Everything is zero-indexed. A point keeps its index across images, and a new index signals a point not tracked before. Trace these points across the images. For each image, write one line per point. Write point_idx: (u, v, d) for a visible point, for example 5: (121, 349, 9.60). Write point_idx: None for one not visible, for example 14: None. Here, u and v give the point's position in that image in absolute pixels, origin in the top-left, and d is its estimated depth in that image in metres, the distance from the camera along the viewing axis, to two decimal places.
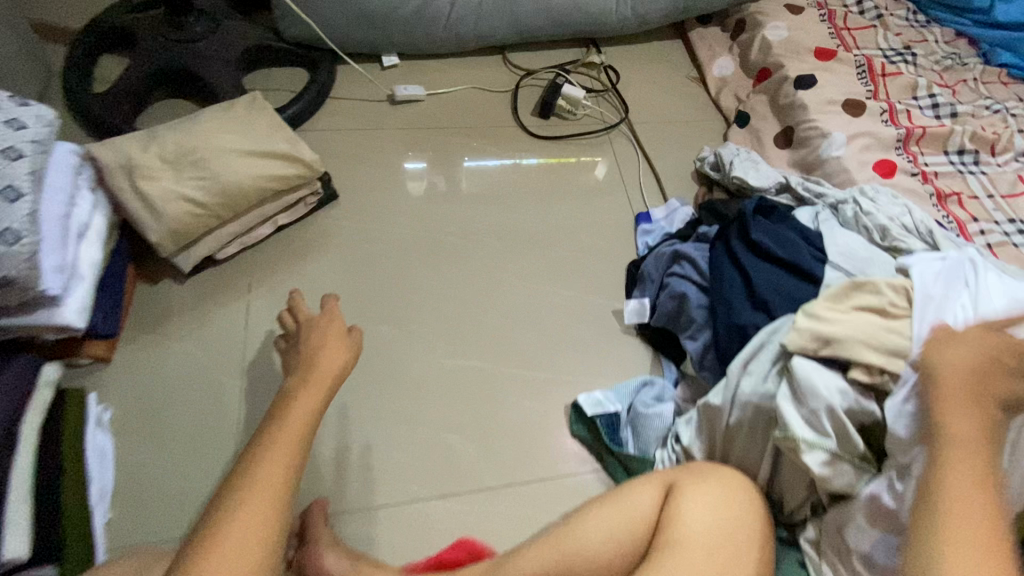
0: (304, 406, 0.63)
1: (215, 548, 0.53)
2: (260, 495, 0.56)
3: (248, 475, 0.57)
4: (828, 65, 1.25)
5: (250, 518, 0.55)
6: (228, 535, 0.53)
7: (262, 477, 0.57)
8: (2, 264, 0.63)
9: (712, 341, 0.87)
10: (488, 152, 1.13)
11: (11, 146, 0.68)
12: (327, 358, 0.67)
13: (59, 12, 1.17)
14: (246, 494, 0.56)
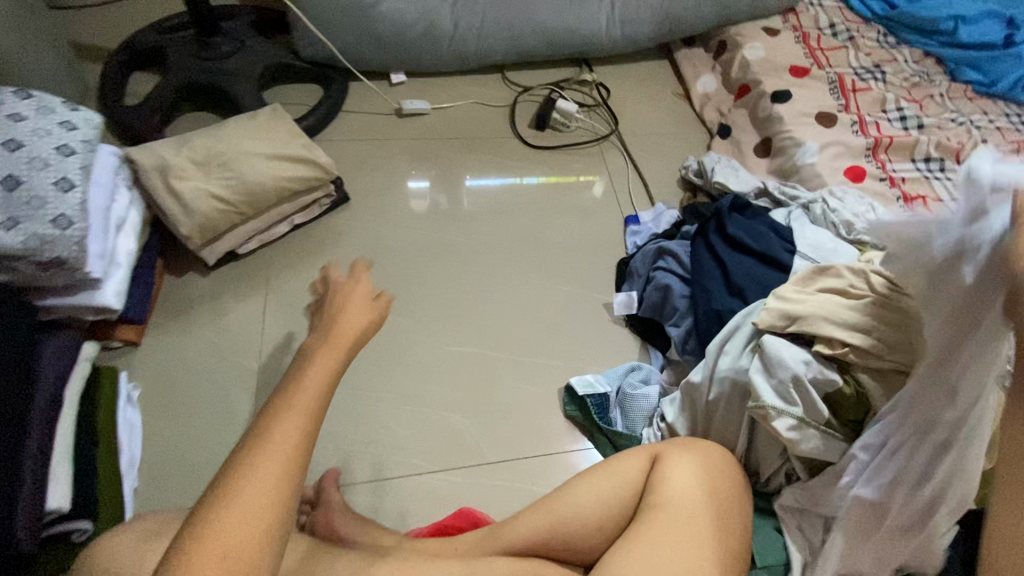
0: (318, 372, 0.52)
1: (215, 516, 0.44)
2: (269, 463, 0.46)
3: (255, 438, 0.48)
4: (803, 81, 1.34)
5: (259, 487, 0.45)
6: (234, 500, 0.45)
7: (275, 440, 0.47)
8: (57, 246, 0.71)
9: (694, 327, 0.94)
10: (488, 172, 1.21)
11: (65, 143, 0.77)
12: (346, 320, 0.57)
13: (96, 35, 1.28)
14: (253, 458, 0.46)
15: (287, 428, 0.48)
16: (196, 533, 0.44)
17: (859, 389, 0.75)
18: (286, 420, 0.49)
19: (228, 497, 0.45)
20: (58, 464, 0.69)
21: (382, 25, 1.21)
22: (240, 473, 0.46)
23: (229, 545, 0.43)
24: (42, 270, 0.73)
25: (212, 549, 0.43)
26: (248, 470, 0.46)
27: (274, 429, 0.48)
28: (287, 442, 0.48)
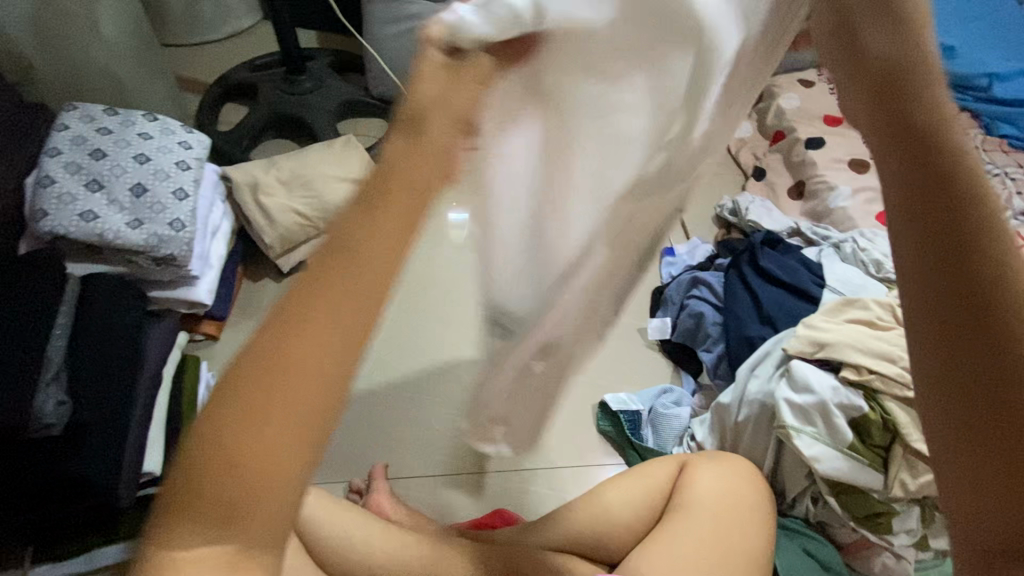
0: (413, 182, 0.30)
1: (220, 447, 0.27)
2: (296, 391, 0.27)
3: (307, 299, 0.28)
4: (837, 130, 1.41)
5: (278, 422, 0.27)
6: (247, 432, 0.27)
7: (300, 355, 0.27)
8: (171, 246, 0.84)
9: (725, 351, 1.00)
10: None
11: (182, 160, 0.90)
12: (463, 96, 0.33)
13: (197, 70, 1.45)
14: (307, 328, 0.28)
15: (356, 281, 0.28)
16: (195, 467, 0.28)
17: (885, 415, 0.78)
18: (360, 264, 0.28)
19: (271, 381, 0.27)
20: (153, 436, 0.78)
21: None
22: (293, 346, 0.28)
23: (280, 451, 0.27)
24: (154, 264, 0.86)
25: (257, 452, 0.27)
26: (304, 346, 0.28)
27: (342, 278, 0.28)
28: (344, 302, 0.28)
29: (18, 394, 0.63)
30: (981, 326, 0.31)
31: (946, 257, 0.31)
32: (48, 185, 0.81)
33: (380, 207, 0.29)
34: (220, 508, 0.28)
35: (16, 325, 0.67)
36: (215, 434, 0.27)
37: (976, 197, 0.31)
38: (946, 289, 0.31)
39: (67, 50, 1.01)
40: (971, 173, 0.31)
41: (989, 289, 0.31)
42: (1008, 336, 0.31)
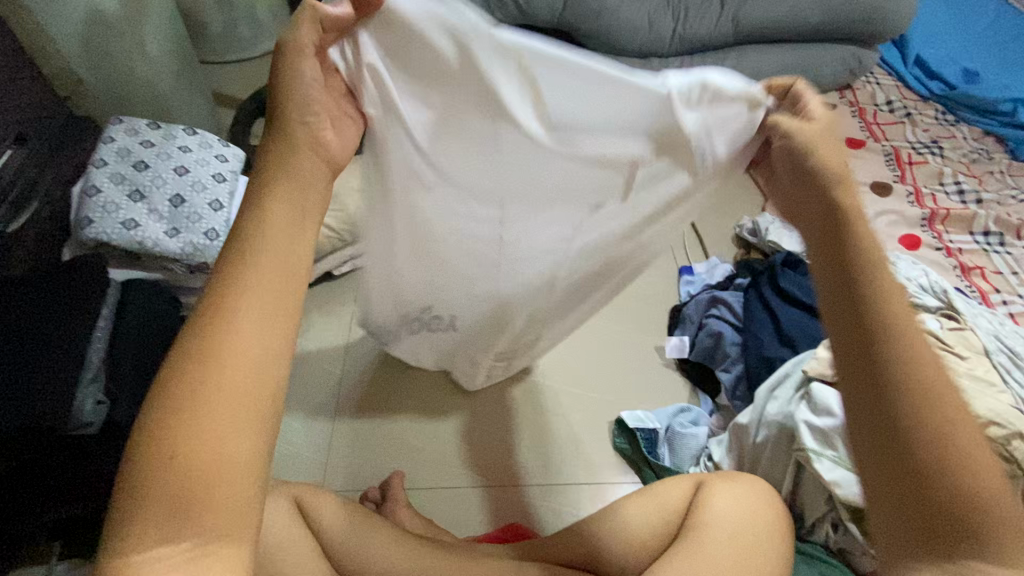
0: (279, 228, 0.44)
1: (175, 434, 0.37)
2: (236, 374, 0.39)
3: (218, 321, 0.40)
4: (858, 153, 1.42)
5: (223, 402, 0.38)
6: (199, 416, 0.37)
7: (236, 346, 0.39)
8: (206, 254, 0.87)
9: (745, 372, 1.01)
10: None
11: (219, 173, 0.94)
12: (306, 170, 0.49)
13: (232, 86, 1.51)
14: (224, 339, 0.39)
15: (268, 285, 0.42)
16: (156, 455, 0.36)
17: None
18: (261, 282, 0.42)
19: (212, 371, 0.38)
20: None
21: None
22: (217, 355, 0.39)
23: (228, 434, 0.37)
24: (189, 271, 0.89)
25: (211, 439, 0.37)
26: (220, 355, 0.39)
27: (242, 305, 0.41)
28: (264, 303, 0.42)
29: (60, 395, 0.65)
30: (887, 410, 0.45)
31: (858, 360, 0.47)
32: (93, 195, 0.85)
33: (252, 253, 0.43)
34: (183, 494, 0.36)
35: (60, 327, 0.70)
36: (167, 437, 0.36)
37: (890, 326, 0.46)
38: (862, 381, 0.46)
39: (114, 66, 1.05)
40: (888, 310, 0.46)
41: (896, 386, 0.45)
42: (913, 419, 0.44)
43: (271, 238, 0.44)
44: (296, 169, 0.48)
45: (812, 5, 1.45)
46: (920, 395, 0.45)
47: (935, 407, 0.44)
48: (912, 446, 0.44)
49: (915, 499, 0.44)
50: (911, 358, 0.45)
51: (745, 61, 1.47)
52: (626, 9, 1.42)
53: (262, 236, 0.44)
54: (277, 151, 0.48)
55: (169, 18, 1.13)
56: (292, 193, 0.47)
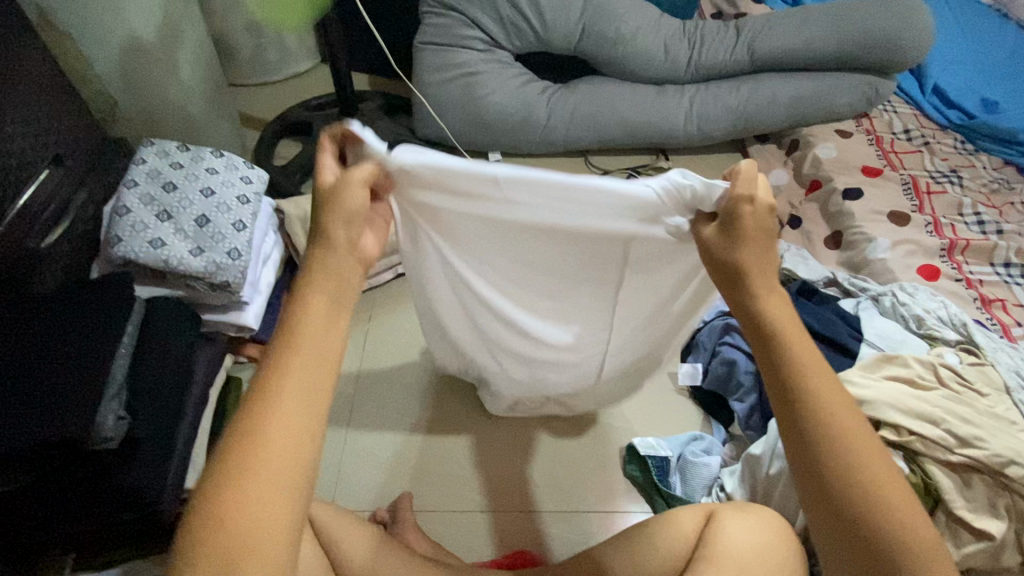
0: (317, 316, 0.48)
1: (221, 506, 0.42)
2: (277, 451, 0.44)
3: (259, 407, 0.44)
4: (875, 181, 1.42)
5: (263, 480, 0.43)
6: (242, 489, 0.42)
7: (275, 425, 0.44)
8: (227, 273, 0.90)
9: (759, 402, 0.99)
10: None
11: (243, 194, 0.97)
12: (342, 265, 0.51)
13: (258, 108, 1.56)
14: (265, 422, 0.44)
15: (308, 368, 0.47)
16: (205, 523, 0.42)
17: (926, 478, 0.75)
18: (301, 364, 0.46)
19: (252, 447, 0.43)
20: (195, 455, 0.82)
21: (487, 114, 1.41)
22: (260, 439, 0.43)
23: (266, 512, 0.42)
24: (211, 289, 0.92)
25: (251, 511, 0.42)
26: (262, 439, 0.43)
27: (282, 391, 0.45)
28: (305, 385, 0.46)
29: (85, 408, 0.66)
30: (814, 467, 0.52)
31: (786, 425, 0.53)
32: (123, 214, 0.89)
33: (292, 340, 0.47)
34: (223, 559, 0.41)
35: (88, 342, 0.72)
36: (214, 512, 0.42)
37: (809, 392, 0.52)
38: (792, 441, 0.53)
39: (149, 90, 1.10)
40: (805, 381, 0.52)
41: (820, 445, 0.51)
42: (834, 470, 0.51)
43: (309, 325, 0.48)
44: (334, 273, 0.51)
45: (827, 35, 1.46)
46: (840, 448, 0.51)
47: (853, 456, 0.51)
48: (839, 496, 0.51)
49: (841, 536, 0.52)
50: (826, 417, 0.51)
51: (760, 90, 1.49)
52: (642, 38, 1.45)
53: (301, 323, 0.48)
54: (319, 252, 0.52)
55: (202, 45, 1.18)
56: (329, 288, 0.50)
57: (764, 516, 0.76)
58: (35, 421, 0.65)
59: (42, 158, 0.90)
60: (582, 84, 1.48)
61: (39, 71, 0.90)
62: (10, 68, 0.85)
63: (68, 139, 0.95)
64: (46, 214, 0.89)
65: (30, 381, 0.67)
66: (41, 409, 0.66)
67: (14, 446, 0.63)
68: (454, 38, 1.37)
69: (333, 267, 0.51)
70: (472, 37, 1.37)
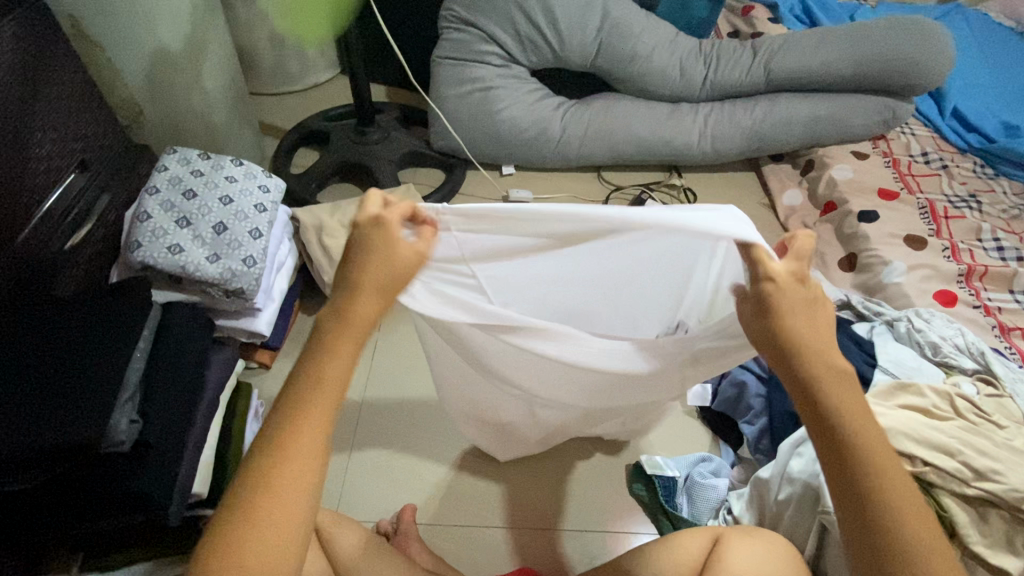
0: (338, 361, 0.50)
1: (238, 533, 0.45)
2: (294, 484, 0.47)
3: (283, 440, 0.47)
4: (891, 204, 1.40)
5: (278, 509, 0.46)
6: (256, 521, 0.45)
7: (297, 457, 0.47)
8: (242, 280, 0.91)
9: (769, 426, 0.98)
10: None
11: (261, 202, 0.99)
12: (363, 311, 0.51)
13: (278, 116, 1.59)
14: (285, 458, 0.47)
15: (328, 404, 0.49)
16: (219, 548, 0.45)
17: (941, 512, 0.74)
18: (320, 402, 0.49)
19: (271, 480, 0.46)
20: (203, 461, 0.82)
21: (501, 128, 1.42)
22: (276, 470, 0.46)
23: (271, 545, 0.45)
24: (225, 295, 0.93)
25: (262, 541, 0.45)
26: (275, 472, 0.46)
27: (300, 432, 0.47)
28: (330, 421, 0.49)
29: (98, 413, 0.67)
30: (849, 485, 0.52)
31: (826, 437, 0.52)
32: (144, 220, 0.90)
33: (314, 382, 0.49)
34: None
35: (105, 348, 0.73)
36: (222, 540, 0.45)
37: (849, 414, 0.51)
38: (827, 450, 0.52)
39: (174, 98, 1.13)
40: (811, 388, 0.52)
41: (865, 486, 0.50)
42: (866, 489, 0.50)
43: (332, 367, 0.50)
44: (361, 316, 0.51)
45: (844, 57, 1.45)
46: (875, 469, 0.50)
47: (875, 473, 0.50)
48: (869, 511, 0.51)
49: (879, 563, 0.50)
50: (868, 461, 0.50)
51: (776, 110, 1.49)
52: (659, 55, 1.46)
53: (326, 360, 0.50)
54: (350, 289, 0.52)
55: (225, 54, 1.21)
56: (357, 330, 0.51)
57: (777, 544, 0.75)
58: (50, 424, 0.66)
59: (68, 163, 0.92)
60: (597, 101, 1.48)
61: (71, 79, 0.93)
62: (41, 77, 0.87)
63: (94, 145, 0.97)
64: (70, 217, 0.91)
65: (46, 384, 0.69)
66: (57, 412, 0.67)
67: (29, 448, 0.64)
68: (471, 54, 1.39)
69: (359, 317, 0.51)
70: (489, 52, 1.38)
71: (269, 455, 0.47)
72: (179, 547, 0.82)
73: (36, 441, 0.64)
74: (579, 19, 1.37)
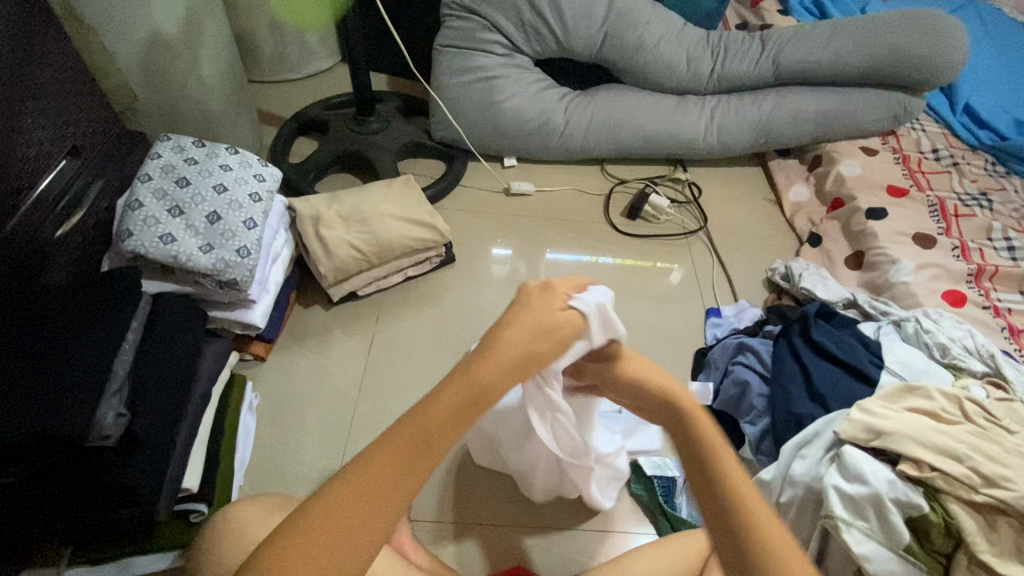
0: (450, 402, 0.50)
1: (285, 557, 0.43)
2: (363, 519, 0.45)
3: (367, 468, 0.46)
4: (900, 201, 1.37)
5: (332, 542, 0.44)
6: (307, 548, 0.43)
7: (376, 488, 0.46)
8: (236, 271, 0.89)
9: (770, 427, 0.95)
10: (570, 248, 1.34)
11: (256, 192, 0.97)
12: (492, 364, 0.52)
13: (277, 104, 1.56)
14: (362, 486, 0.46)
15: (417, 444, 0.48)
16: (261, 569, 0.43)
17: (947, 518, 0.72)
18: (411, 436, 0.48)
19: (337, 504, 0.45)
20: (193, 453, 0.81)
21: (504, 119, 1.39)
22: (379, 514, 0.46)
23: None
24: (218, 286, 0.91)
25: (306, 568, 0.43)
26: (374, 518, 0.45)
27: (382, 463, 0.47)
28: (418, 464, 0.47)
29: (84, 403, 0.66)
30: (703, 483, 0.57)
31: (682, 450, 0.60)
32: (136, 208, 0.88)
33: (438, 442, 0.49)
34: None
35: (93, 337, 0.71)
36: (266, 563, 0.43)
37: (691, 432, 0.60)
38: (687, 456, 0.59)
39: (169, 84, 1.10)
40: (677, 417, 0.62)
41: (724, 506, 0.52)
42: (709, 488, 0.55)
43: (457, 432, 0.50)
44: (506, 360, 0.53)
45: (854, 50, 1.42)
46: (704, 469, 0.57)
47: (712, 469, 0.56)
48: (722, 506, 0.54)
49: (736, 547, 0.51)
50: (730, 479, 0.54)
51: (784, 104, 1.46)
52: (665, 47, 1.43)
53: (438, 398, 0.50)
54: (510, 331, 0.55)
55: (221, 39, 1.18)
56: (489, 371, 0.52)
57: None
58: (35, 414, 0.64)
59: (60, 148, 0.90)
60: (602, 92, 1.45)
61: (63, 63, 0.91)
62: (33, 60, 0.85)
63: (87, 131, 0.95)
64: (62, 204, 0.90)
65: (32, 375, 0.67)
66: (43, 401, 0.65)
67: (13, 439, 0.62)
68: (474, 43, 1.36)
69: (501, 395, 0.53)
70: (492, 41, 1.36)
71: (373, 499, 0.46)
72: (169, 539, 0.81)
73: (21, 433, 0.63)
74: (584, 8, 1.34)
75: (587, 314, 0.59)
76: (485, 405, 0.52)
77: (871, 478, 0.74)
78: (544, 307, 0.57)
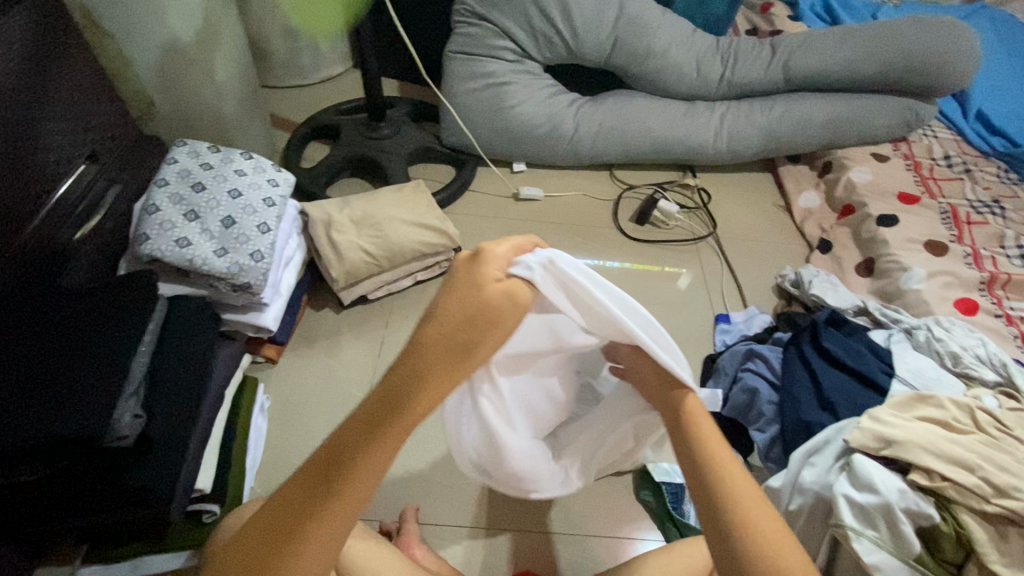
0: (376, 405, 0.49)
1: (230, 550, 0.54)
2: (271, 522, 0.51)
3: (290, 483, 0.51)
4: (912, 208, 1.37)
5: (247, 542, 0.52)
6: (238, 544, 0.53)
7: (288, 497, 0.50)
8: (250, 274, 0.91)
9: (780, 435, 0.95)
10: (578, 253, 1.34)
11: (270, 197, 0.98)
12: (433, 352, 0.47)
13: (290, 109, 1.59)
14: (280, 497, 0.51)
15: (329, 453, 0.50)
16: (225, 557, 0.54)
17: (959, 528, 0.72)
18: (333, 443, 0.50)
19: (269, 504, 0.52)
20: (207, 455, 0.82)
21: (513, 124, 1.40)
22: (309, 539, 0.49)
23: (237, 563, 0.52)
24: (232, 290, 0.93)
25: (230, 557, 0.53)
26: (303, 542, 0.49)
27: (296, 477, 0.51)
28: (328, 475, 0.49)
29: (101, 405, 0.67)
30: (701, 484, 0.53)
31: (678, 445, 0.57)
32: (153, 212, 0.90)
33: (353, 469, 0.49)
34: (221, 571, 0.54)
35: (110, 340, 0.72)
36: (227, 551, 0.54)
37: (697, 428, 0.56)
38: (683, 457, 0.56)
39: (186, 89, 1.12)
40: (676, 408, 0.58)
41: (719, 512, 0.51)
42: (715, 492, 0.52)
43: (374, 459, 0.49)
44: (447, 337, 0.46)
45: (866, 56, 1.42)
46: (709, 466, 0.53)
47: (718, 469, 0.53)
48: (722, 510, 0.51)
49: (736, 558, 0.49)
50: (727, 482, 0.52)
51: (794, 109, 1.45)
52: (675, 53, 1.43)
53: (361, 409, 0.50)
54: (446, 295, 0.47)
55: (236, 45, 1.20)
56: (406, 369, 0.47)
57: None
58: (53, 415, 0.65)
59: (78, 153, 0.92)
60: (611, 98, 1.46)
61: (82, 69, 0.93)
62: (53, 67, 0.87)
63: (104, 136, 0.97)
64: (79, 207, 0.91)
65: (52, 376, 0.68)
66: (61, 403, 0.66)
67: (33, 440, 0.64)
68: (484, 48, 1.37)
69: (413, 414, 0.48)
70: (502, 46, 1.36)
71: (298, 525, 0.49)
72: (182, 540, 0.82)
73: (39, 434, 0.64)
74: (594, 14, 1.35)
75: (530, 279, 0.50)
76: (402, 420, 0.48)
77: (881, 487, 0.73)
78: (469, 289, 0.47)
